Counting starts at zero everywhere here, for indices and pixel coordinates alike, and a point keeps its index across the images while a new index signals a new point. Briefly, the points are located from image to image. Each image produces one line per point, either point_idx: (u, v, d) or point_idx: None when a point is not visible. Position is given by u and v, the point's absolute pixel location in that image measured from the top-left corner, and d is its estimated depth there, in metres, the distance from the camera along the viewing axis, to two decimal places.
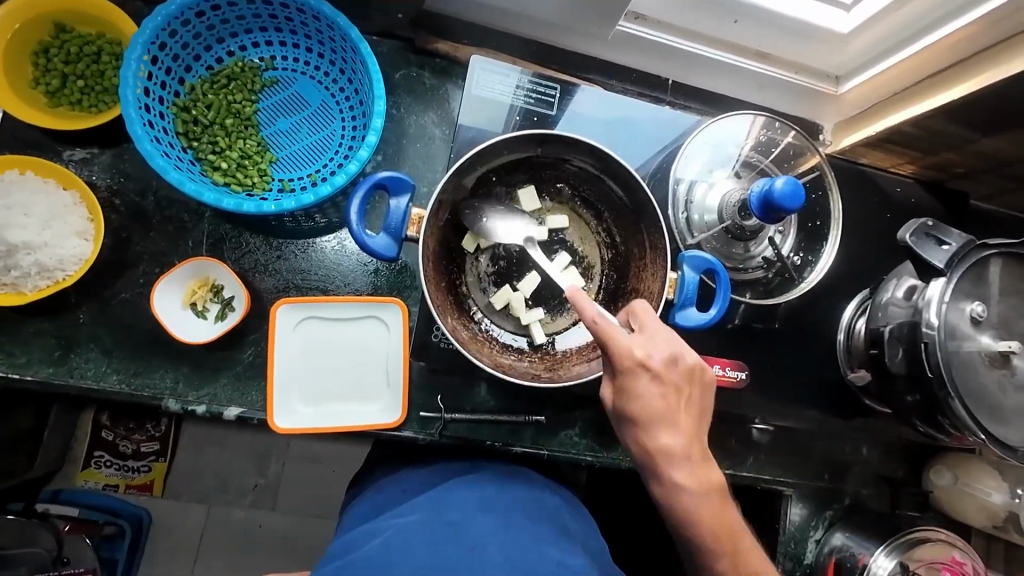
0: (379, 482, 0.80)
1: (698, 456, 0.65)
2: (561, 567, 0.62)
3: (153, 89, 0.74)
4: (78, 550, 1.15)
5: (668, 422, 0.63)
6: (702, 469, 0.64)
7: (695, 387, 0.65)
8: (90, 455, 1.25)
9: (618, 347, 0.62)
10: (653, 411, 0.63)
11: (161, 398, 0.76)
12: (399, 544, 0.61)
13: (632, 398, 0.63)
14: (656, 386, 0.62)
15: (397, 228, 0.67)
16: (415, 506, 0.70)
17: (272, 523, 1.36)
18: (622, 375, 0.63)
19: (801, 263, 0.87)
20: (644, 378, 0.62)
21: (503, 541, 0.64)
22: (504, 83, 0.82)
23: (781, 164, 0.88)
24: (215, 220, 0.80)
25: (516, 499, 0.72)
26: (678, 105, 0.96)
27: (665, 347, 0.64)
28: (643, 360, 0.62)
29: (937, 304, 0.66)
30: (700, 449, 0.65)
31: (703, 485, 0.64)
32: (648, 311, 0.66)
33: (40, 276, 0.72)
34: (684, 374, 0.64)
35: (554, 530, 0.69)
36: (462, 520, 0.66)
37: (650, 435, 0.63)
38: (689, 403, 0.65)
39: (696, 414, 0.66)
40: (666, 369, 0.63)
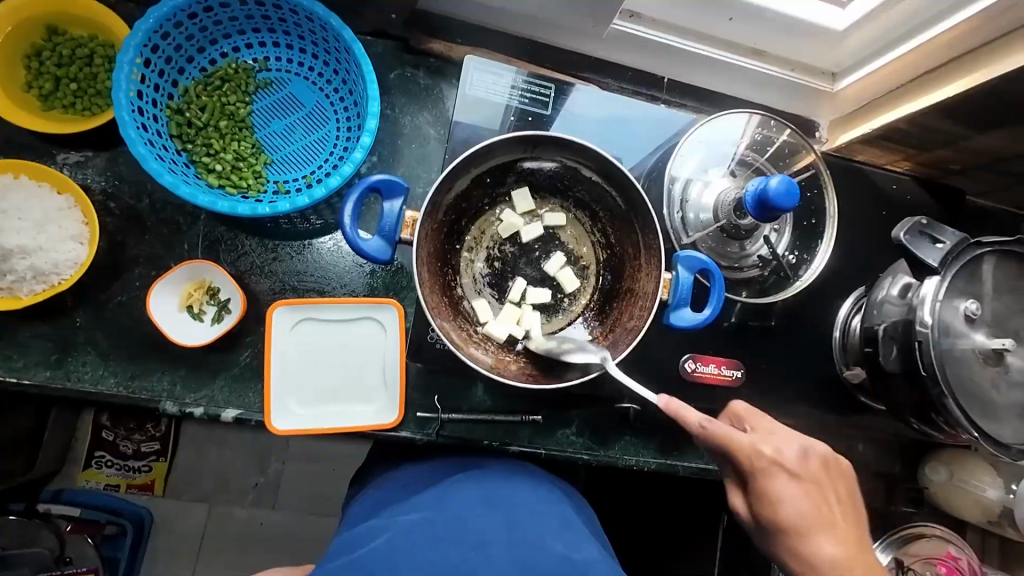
0: (380, 479, 0.81)
1: (872, 568, 0.63)
2: (565, 562, 0.63)
3: (146, 91, 0.74)
4: (80, 550, 1.19)
5: (824, 526, 0.64)
6: (877, 575, 0.62)
7: (839, 484, 0.68)
8: (91, 455, 1.26)
9: (739, 445, 0.66)
10: (803, 514, 0.64)
11: (158, 400, 0.76)
12: (404, 544, 0.62)
13: (778, 502, 0.64)
14: (825, 548, 0.63)
15: (391, 231, 0.66)
16: (417, 502, 0.70)
17: (273, 522, 1.36)
18: (757, 476, 0.65)
19: (796, 261, 0.87)
20: (782, 476, 0.65)
21: (506, 537, 0.65)
22: (498, 82, 0.82)
23: (776, 163, 0.88)
24: (210, 222, 0.80)
25: (518, 492, 0.73)
26: (673, 103, 0.97)
27: (795, 442, 0.67)
28: (775, 456, 0.66)
29: (931, 302, 0.67)
30: (866, 562, 0.63)
31: (857, 558, 0.64)
32: (754, 410, 0.71)
33: (35, 280, 0.73)
34: (820, 469, 0.67)
35: (556, 522, 0.69)
36: (466, 516, 0.67)
37: (809, 545, 0.64)
38: (836, 501, 0.66)
39: (849, 507, 0.67)
40: (802, 461, 0.66)
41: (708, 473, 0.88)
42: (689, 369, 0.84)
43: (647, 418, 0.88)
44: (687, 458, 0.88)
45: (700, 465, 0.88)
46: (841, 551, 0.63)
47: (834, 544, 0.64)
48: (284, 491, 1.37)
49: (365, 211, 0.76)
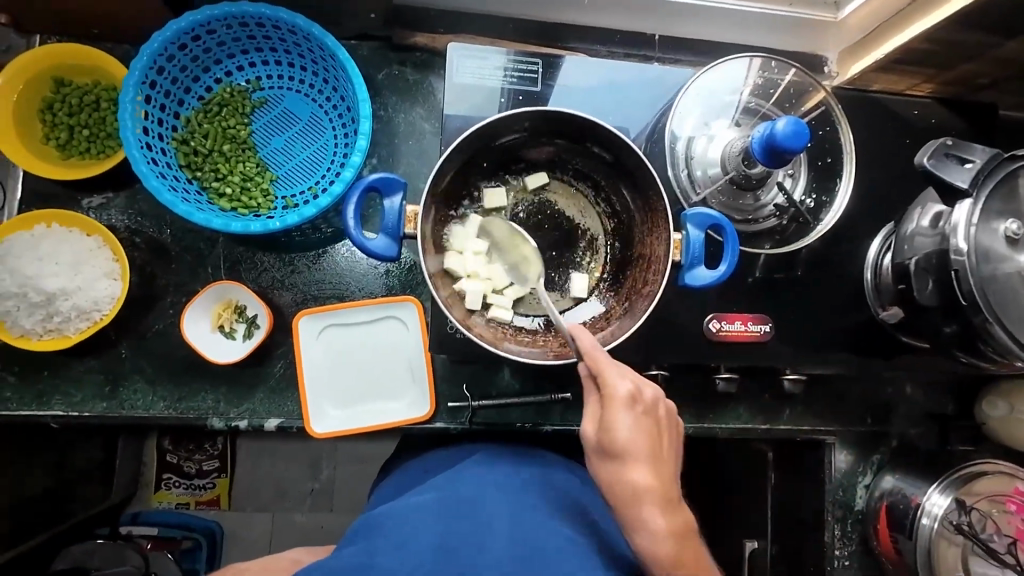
0: (403, 465, 0.82)
1: (668, 495, 0.61)
2: (572, 543, 0.62)
3: (151, 127, 0.77)
4: (162, 565, 1.24)
5: (651, 464, 0.61)
6: (669, 482, 0.62)
7: (671, 435, 0.64)
8: (160, 478, 1.35)
9: (604, 375, 0.61)
10: (635, 448, 0.60)
11: (205, 418, 0.80)
12: (413, 523, 0.61)
13: (615, 430, 0.60)
14: (637, 474, 0.60)
15: (394, 228, 0.67)
16: (430, 485, 0.70)
17: (334, 524, 1.42)
18: (607, 402, 0.61)
19: (815, 206, 0.83)
20: (628, 413, 0.60)
21: (515, 516, 0.64)
22: (485, 66, 0.81)
23: (783, 105, 0.84)
24: (229, 244, 0.83)
25: (531, 476, 0.72)
26: (668, 60, 0.92)
27: (648, 386, 0.63)
28: (629, 391, 0.61)
29: (965, 228, 0.63)
30: (669, 480, 0.62)
31: (666, 496, 0.61)
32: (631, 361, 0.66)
33: (80, 318, 0.77)
34: (663, 416, 0.63)
35: (564, 508, 0.68)
36: (477, 496, 0.66)
37: (625, 479, 0.60)
38: (661, 441, 0.63)
39: (671, 459, 0.64)
40: (651, 406, 0.62)
41: (745, 432, 0.88)
42: (713, 329, 0.81)
43: (677, 384, 0.87)
44: (724, 420, 0.88)
45: (736, 425, 0.88)
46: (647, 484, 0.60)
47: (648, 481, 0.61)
48: (339, 494, 1.43)
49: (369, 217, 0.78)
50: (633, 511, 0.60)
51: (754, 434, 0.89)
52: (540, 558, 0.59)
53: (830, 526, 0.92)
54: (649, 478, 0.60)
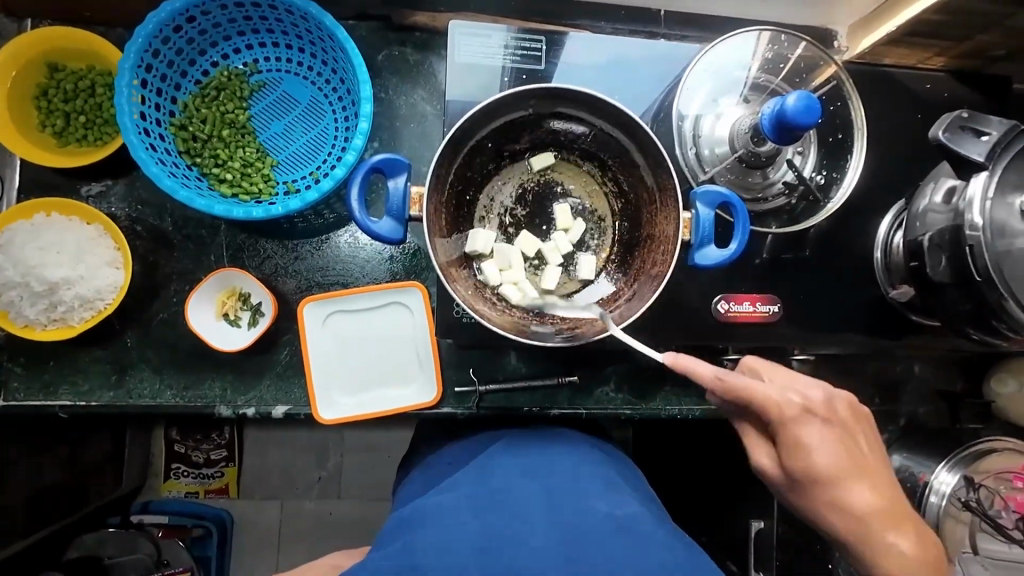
0: (424, 462, 0.81)
1: (880, 483, 0.64)
2: (610, 519, 0.61)
3: (149, 112, 0.76)
4: (174, 553, 1.27)
5: (856, 473, 0.63)
6: (878, 481, 0.64)
7: (863, 429, 0.66)
8: (169, 467, 1.36)
9: (772, 401, 0.62)
10: (834, 462, 0.62)
11: (214, 406, 0.81)
12: (448, 520, 0.61)
13: (809, 451, 0.62)
14: (847, 486, 0.63)
15: (399, 210, 0.66)
16: (459, 479, 0.69)
17: (343, 510, 1.43)
18: (786, 425, 0.62)
19: (825, 182, 0.82)
20: (811, 425, 0.63)
21: (547, 500, 0.63)
22: (488, 44, 0.79)
23: (793, 80, 0.82)
24: (231, 231, 0.82)
25: (559, 459, 0.72)
26: (674, 37, 0.90)
27: (812, 385, 0.66)
28: (805, 405, 0.63)
29: (980, 202, 0.62)
30: (884, 485, 0.64)
31: (887, 501, 0.63)
32: (767, 363, 0.68)
33: (83, 307, 0.77)
34: (840, 412, 0.65)
35: (598, 483, 0.68)
36: (508, 486, 0.66)
37: (841, 490, 0.62)
38: (862, 446, 0.65)
39: (873, 448, 0.66)
40: (829, 407, 0.64)
41: None
42: (722, 310, 0.81)
43: None
44: None
45: None
46: (869, 502, 0.63)
47: (866, 492, 0.63)
48: (348, 481, 1.44)
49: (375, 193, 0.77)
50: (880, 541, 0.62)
51: None
52: (581, 538, 0.59)
53: None
54: (862, 485, 0.63)
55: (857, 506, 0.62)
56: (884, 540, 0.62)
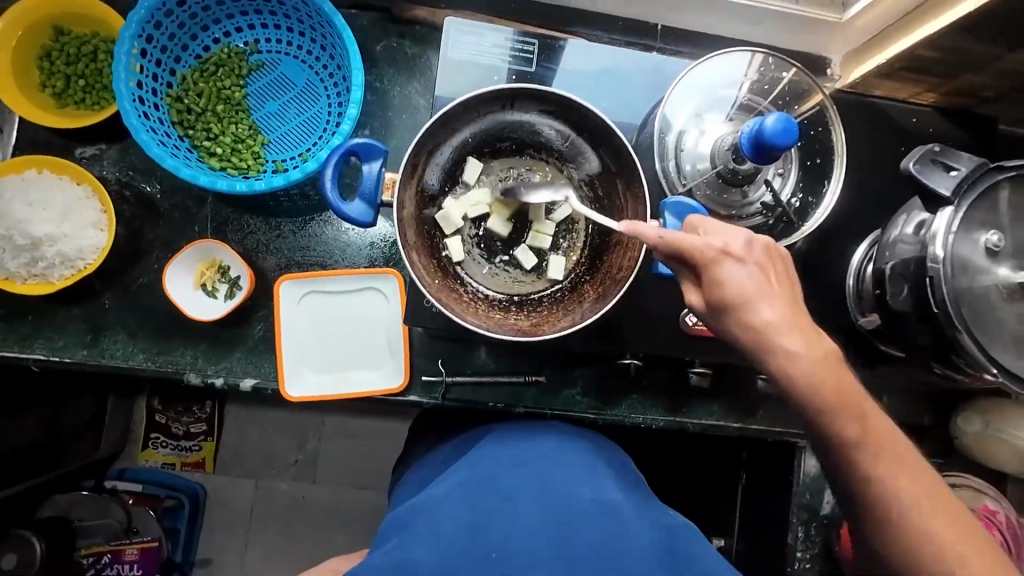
0: (421, 460, 0.79)
1: (805, 324, 0.59)
2: (595, 504, 0.62)
3: (146, 81, 0.78)
4: (144, 522, 1.29)
5: (765, 293, 0.59)
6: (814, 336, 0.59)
7: (783, 268, 0.62)
8: (147, 437, 1.37)
9: (699, 247, 0.59)
10: (748, 289, 0.59)
11: (183, 372, 0.82)
12: (438, 514, 0.60)
13: (726, 285, 0.59)
14: (760, 299, 0.59)
15: (372, 194, 0.68)
16: (453, 472, 0.67)
17: (315, 494, 1.44)
18: (708, 268, 0.59)
19: (801, 205, 0.83)
20: (729, 262, 0.59)
21: (536, 487, 0.63)
22: (482, 43, 0.81)
23: (778, 103, 0.83)
24: (217, 203, 0.84)
25: (548, 447, 0.70)
26: (669, 51, 0.92)
27: (739, 232, 0.61)
28: (725, 246, 0.60)
29: (944, 235, 0.62)
30: (797, 307, 0.60)
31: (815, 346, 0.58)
32: (706, 219, 0.63)
33: (64, 265, 0.78)
34: (765, 257, 0.61)
35: (587, 469, 0.67)
36: (497, 476, 0.64)
37: (751, 314, 0.58)
38: (784, 281, 0.61)
39: (790, 289, 0.61)
40: (749, 250, 0.60)
41: (716, 429, 0.88)
42: (689, 323, 0.81)
43: (653, 375, 0.88)
44: (697, 415, 0.89)
45: (708, 421, 0.88)
46: (778, 316, 0.59)
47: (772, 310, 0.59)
48: (321, 465, 1.45)
49: (345, 177, 0.79)
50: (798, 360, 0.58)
51: (726, 432, 0.89)
52: (565, 523, 0.60)
53: (794, 527, 0.89)
54: (773, 306, 0.59)
55: (772, 325, 0.58)
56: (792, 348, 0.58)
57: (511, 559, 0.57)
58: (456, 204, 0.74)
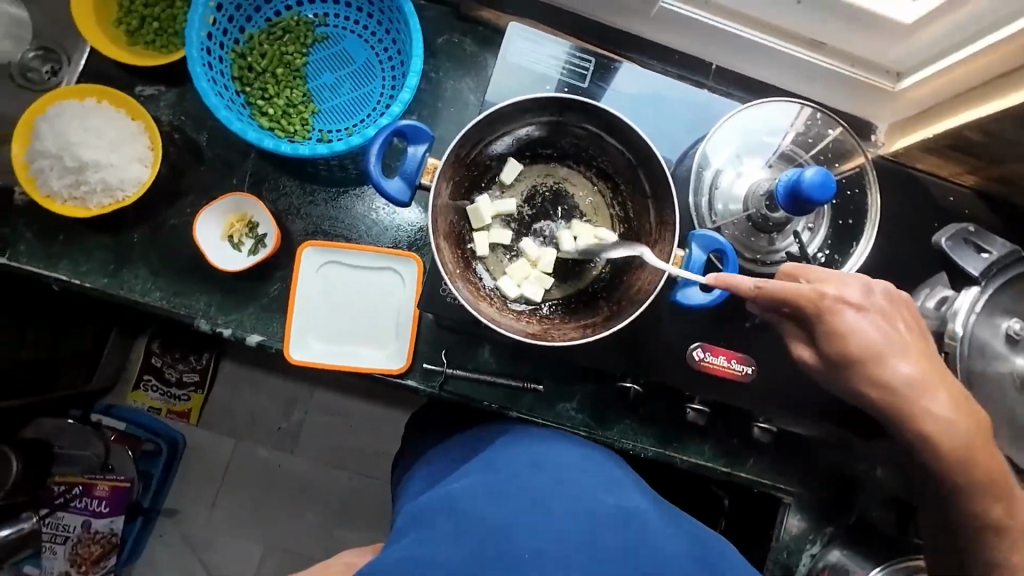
0: (431, 452, 0.83)
1: (945, 379, 0.61)
2: (618, 510, 0.65)
3: (216, 34, 0.81)
4: (121, 460, 1.32)
5: (903, 348, 0.61)
6: (936, 374, 0.61)
7: (904, 316, 0.63)
8: (140, 377, 1.38)
9: (801, 292, 0.62)
10: (874, 341, 0.61)
11: (195, 317, 0.84)
12: (465, 511, 0.64)
13: (849, 333, 0.61)
14: (891, 354, 0.61)
15: (412, 174, 0.69)
16: (468, 471, 0.72)
17: (292, 464, 1.45)
18: (820, 315, 0.62)
19: (827, 261, 0.83)
20: (847, 311, 0.61)
21: (559, 490, 0.66)
22: (541, 52, 0.83)
23: (820, 159, 0.84)
24: (258, 161, 0.86)
25: (564, 452, 0.74)
26: (719, 92, 0.93)
27: (855, 280, 0.63)
28: (838, 294, 0.62)
29: (964, 315, 0.63)
30: (931, 360, 0.62)
31: (930, 381, 0.61)
32: (803, 265, 0.66)
33: (104, 193, 0.81)
34: (889, 304, 0.63)
35: (603, 478, 0.71)
36: (518, 478, 0.68)
37: (886, 368, 0.61)
38: (915, 331, 0.63)
39: (919, 337, 0.63)
40: (867, 298, 0.62)
41: (704, 469, 0.88)
42: (696, 358, 0.81)
43: (649, 405, 0.88)
44: (687, 452, 0.88)
45: (698, 460, 0.88)
46: (915, 371, 0.61)
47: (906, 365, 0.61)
48: (304, 437, 1.46)
49: (388, 159, 0.81)
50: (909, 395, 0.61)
51: (713, 474, 0.88)
52: (590, 526, 0.62)
53: None
54: (907, 361, 0.61)
55: (901, 380, 0.61)
56: (899, 379, 0.61)
57: (543, 563, 0.59)
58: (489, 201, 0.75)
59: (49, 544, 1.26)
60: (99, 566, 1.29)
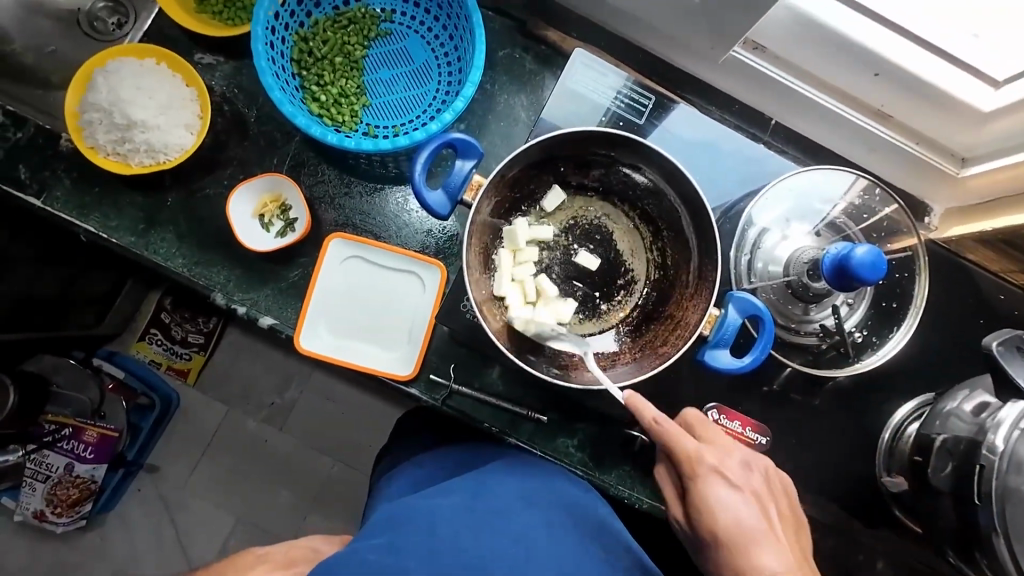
0: (420, 455, 0.84)
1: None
2: (600, 570, 0.65)
3: (282, 15, 0.81)
4: (113, 409, 1.30)
5: (767, 534, 0.61)
6: None
7: (779, 506, 0.65)
8: (146, 330, 1.37)
9: (685, 449, 0.64)
10: (744, 519, 0.62)
11: (212, 290, 0.83)
12: (448, 526, 0.64)
13: (718, 501, 0.62)
14: (742, 503, 0.62)
15: (455, 189, 0.68)
16: (454, 488, 0.72)
17: (278, 443, 1.44)
18: (694, 481, 0.64)
19: (861, 342, 0.80)
20: (720, 483, 0.63)
21: (545, 534, 0.67)
22: (601, 82, 0.82)
23: (871, 234, 0.81)
24: (302, 145, 0.86)
25: (556, 492, 0.74)
26: (774, 148, 0.91)
27: (739, 454, 0.66)
28: (717, 466, 0.64)
29: (1008, 428, 0.59)
30: (799, 559, 0.61)
31: (797, 573, 0.59)
32: (704, 420, 0.69)
33: (146, 154, 0.81)
34: (765, 484, 0.65)
35: (590, 527, 0.70)
36: (506, 509, 0.69)
37: (750, 552, 0.60)
38: (778, 515, 0.64)
39: (790, 533, 0.65)
40: (744, 477, 0.64)
41: None
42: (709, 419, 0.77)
43: (652, 456, 0.84)
44: None
45: None
46: (784, 565, 0.59)
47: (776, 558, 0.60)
48: (295, 418, 1.44)
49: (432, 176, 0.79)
50: (721, 534, 0.62)
51: None
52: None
53: None
54: (737, 491, 0.63)
55: (727, 508, 0.62)
56: (732, 509, 0.62)
57: None
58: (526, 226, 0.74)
59: (31, 481, 1.28)
60: (74, 511, 1.31)
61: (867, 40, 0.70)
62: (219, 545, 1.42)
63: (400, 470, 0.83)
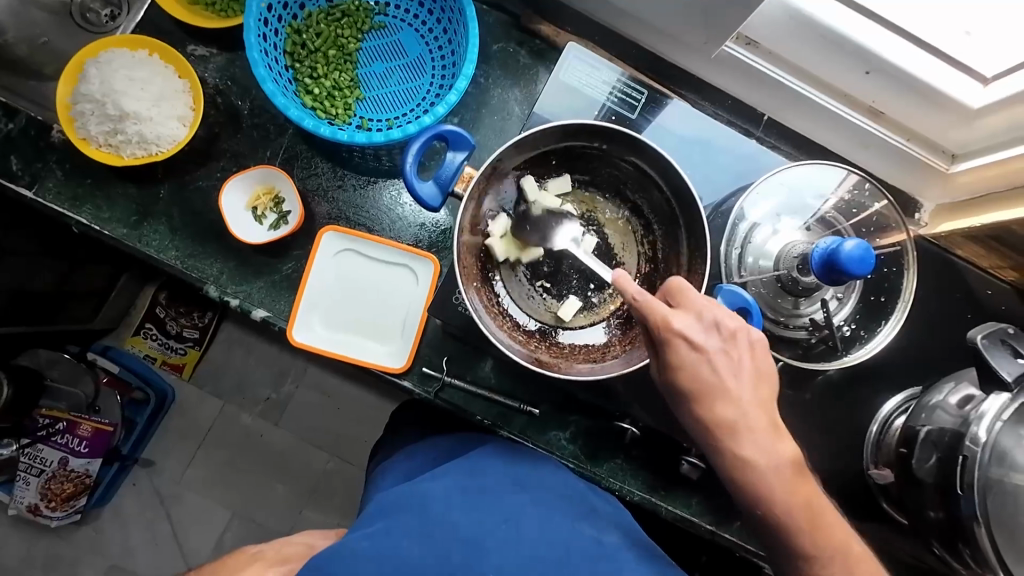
0: (411, 445, 0.85)
1: (771, 427, 0.61)
2: (597, 545, 0.65)
3: (275, 7, 0.81)
4: (108, 404, 1.32)
5: (734, 387, 0.60)
6: (773, 439, 0.60)
7: (755, 359, 0.62)
8: (142, 325, 1.38)
9: (652, 308, 0.60)
10: (709, 375, 0.60)
11: (204, 283, 0.83)
12: (439, 509, 0.65)
13: (679, 370, 0.61)
14: (705, 363, 0.60)
15: (446, 181, 0.69)
16: (446, 471, 0.73)
17: (274, 437, 1.44)
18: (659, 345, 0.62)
19: (850, 336, 0.80)
20: (685, 348, 0.60)
21: (536, 514, 0.67)
22: (594, 76, 0.82)
23: (860, 229, 0.81)
24: (295, 138, 0.86)
25: (546, 476, 0.75)
26: (766, 143, 0.92)
27: (708, 316, 0.60)
28: (684, 328, 0.60)
29: (990, 420, 0.60)
30: (766, 401, 0.62)
31: (757, 417, 0.61)
32: (689, 284, 0.63)
33: (138, 146, 0.81)
34: (740, 353, 0.61)
35: (583, 508, 0.71)
36: (497, 491, 0.69)
37: (711, 407, 0.61)
38: (753, 369, 0.61)
39: (762, 382, 0.61)
40: (710, 338, 0.60)
41: (688, 524, 0.85)
42: None
43: (643, 448, 0.85)
44: (673, 502, 0.85)
45: (683, 514, 0.85)
46: (746, 414, 0.61)
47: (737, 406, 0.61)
48: (290, 411, 1.45)
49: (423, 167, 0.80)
50: (688, 387, 0.61)
51: (695, 530, 0.85)
52: (565, 557, 0.63)
53: None
54: (698, 347, 0.60)
55: (688, 365, 0.60)
56: (696, 368, 0.60)
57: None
58: (537, 189, 0.73)
59: (25, 473, 1.28)
60: (69, 505, 1.31)
61: (858, 35, 0.71)
62: (216, 539, 1.42)
63: (393, 462, 0.84)
